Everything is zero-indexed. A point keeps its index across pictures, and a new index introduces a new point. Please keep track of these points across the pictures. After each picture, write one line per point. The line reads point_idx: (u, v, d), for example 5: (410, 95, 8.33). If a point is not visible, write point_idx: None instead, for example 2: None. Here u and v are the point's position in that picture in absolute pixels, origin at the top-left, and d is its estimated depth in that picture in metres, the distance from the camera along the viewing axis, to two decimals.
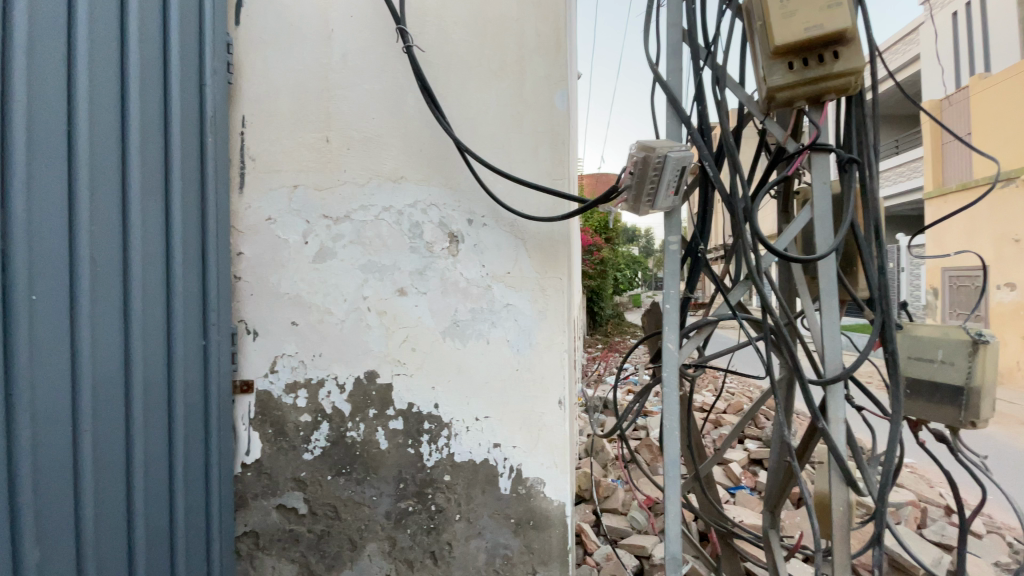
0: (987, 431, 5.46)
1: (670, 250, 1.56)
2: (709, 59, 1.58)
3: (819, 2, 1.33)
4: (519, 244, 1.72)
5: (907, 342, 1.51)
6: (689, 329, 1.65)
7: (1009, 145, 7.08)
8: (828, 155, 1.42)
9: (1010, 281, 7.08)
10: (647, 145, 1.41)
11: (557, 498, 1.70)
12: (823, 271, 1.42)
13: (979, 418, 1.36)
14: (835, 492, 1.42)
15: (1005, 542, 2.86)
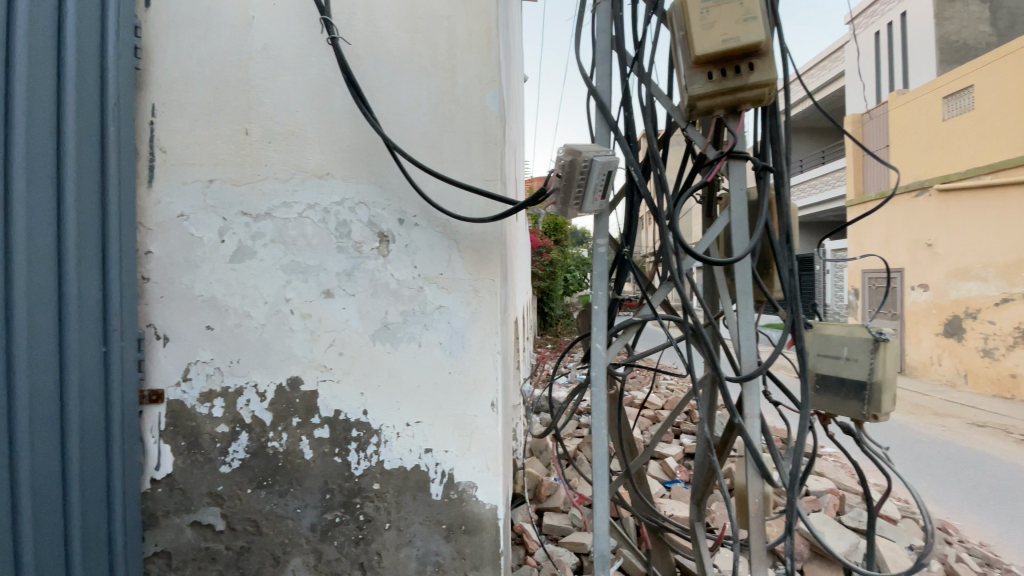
0: (901, 420, 5.93)
1: (599, 252, 1.60)
2: (636, 66, 1.62)
3: (736, 15, 1.39)
4: (451, 245, 1.69)
5: (817, 340, 1.59)
6: (617, 328, 1.68)
7: (924, 157, 7.74)
8: (745, 162, 1.49)
9: (921, 282, 7.74)
10: (574, 148, 1.42)
11: (489, 501, 1.68)
12: (740, 272, 1.49)
13: (881, 411, 1.44)
14: (751, 484, 1.48)
15: (915, 525, 3.10)
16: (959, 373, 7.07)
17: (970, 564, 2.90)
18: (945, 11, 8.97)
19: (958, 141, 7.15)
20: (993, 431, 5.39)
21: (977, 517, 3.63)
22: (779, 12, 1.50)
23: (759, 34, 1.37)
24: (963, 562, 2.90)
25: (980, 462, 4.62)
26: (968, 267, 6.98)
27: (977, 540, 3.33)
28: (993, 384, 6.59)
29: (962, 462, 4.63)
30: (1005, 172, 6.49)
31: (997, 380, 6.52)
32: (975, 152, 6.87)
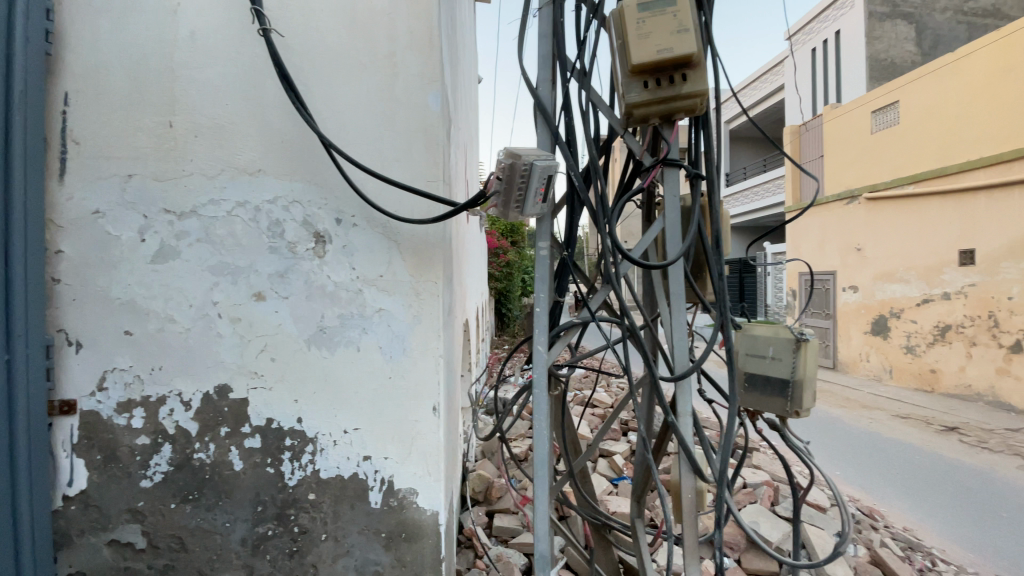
0: (834, 414, 6.31)
1: (540, 255, 1.60)
2: (575, 72, 1.65)
3: (670, 26, 1.43)
4: (391, 246, 1.64)
5: (746, 341, 1.65)
6: (558, 330, 1.70)
7: (855, 167, 8.29)
8: (678, 170, 1.55)
9: (851, 284, 8.27)
10: (513, 152, 1.42)
11: (430, 508, 1.64)
12: (674, 275, 1.54)
13: (802, 408, 1.53)
14: (684, 480, 1.53)
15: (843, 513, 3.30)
16: (885, 369, 7.60)
17: (892, 547, 3.11)
18: (874, 31, 9.62)
19: (885, 153, 7.69)
20: (915, 422, 5.82)
21: (900, 503, 3.90)
22: (711, 28, 1.56)
23: (691, 46, 1.42)
24: (886, 546, 3.11)
25: (903, 451, 4.99)
26: (893, 270, 7.51)
27: (900, 525, 3.58)
28: (914, 378, 7.12)
29: (888, 452, 4.98)
30: (925, 182, 7.02)
31: (918, 374, 7.05)
32: (900, 163, 7.40)
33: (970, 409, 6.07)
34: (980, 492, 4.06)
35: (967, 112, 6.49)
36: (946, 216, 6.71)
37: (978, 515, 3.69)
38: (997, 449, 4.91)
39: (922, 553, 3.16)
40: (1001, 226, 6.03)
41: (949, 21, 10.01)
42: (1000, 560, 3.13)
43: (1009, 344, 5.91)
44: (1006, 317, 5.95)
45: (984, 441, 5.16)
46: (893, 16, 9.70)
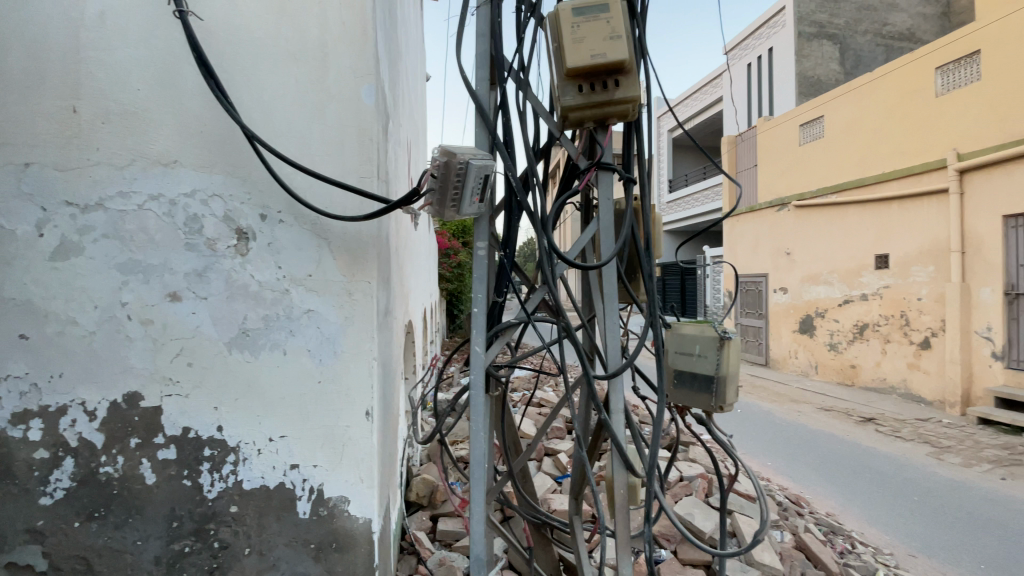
0: (767, 408, 6.69)
1: (478, 255, 1.58)
2: (513, 74, 1.65)
3: (603, 33, 1.46)
4: (322, 245, 1.58)
5: (675, 339, 1.71)
6: (495, 332, 1.68)
7: (786, 177, 8.85)
8: (611, 174, 1.60)
9: (782, 286, 8.81)
10: (448, 149, 1.40)
11: (362, 515, 1.59)
12: (606, 275, 1.59)
13: (726, 402, 1.60)
14: (617, 476, 1.56)
15: (775, 502, 3.64)
16: (811, 365, 8.14)
17: (815, 532, 3.32)
18: (803, 50, 10.31)
19: (812, 164, 8.25)
20: (838, 414, 6.27)
21: (824, 491, 4.18)
22: (643, 38, 1.62)
23: (623, 53, 1.45)
24: (810, 530, 3.32)
25: (826, 441, 5.36)
26: (818, 273, 8.05)
27: (824, 510, 3.84)
28: (837, 373, 7.66)
29: (814, 443, 5.33)
30: (847, 192, 7.57)
31: (840, 370, 7.60)
32: (826, 174, 7.95)
33: (885, 401, 6.60)
34: (893, 478, 4.41)
35: (883, 128, 7.04)
36: (864, 223, 7.26)
37: (892, 499, 4.01)
38: (908, 438, 5.37)
39: (843, 536, 3.39)
40: (911, 234, 6.60)
41: (868, 44, 10.87)
42: (910, 540, 3.41)
43: (918, 341, 6.46)
44: (915, 316, 6.52)
45: (897, 430, 5.61)
46: (819, 36, 10.43)
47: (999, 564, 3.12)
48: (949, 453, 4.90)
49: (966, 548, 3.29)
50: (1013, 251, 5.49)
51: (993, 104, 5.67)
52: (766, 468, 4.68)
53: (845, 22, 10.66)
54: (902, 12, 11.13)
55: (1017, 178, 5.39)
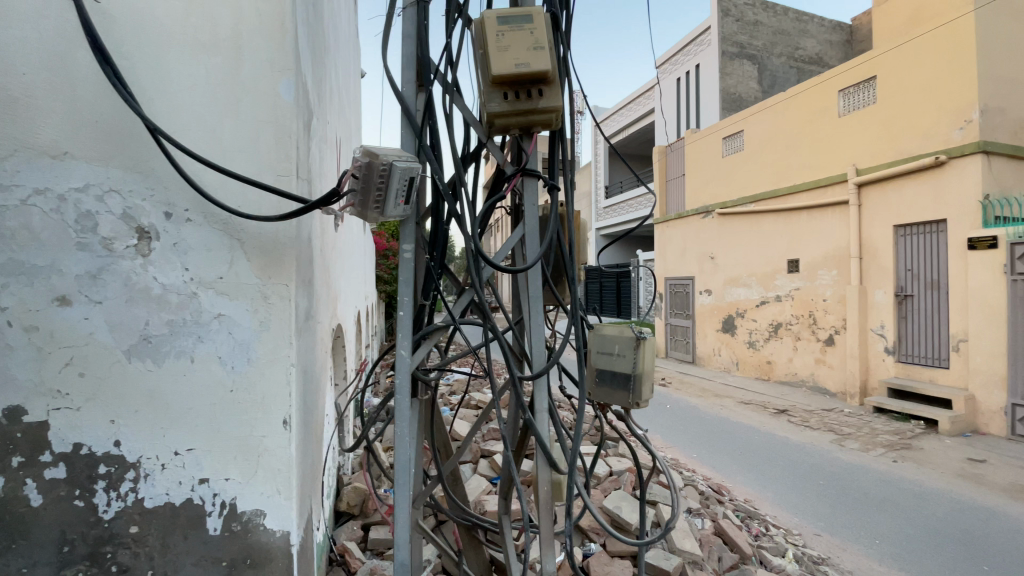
0: (694, 403, 7.10)
1: (405, 258, 1.53)
2: (441, 77, 1.65)
3: (526, 43, 1.50)
4: (235, 245, 1.50)
5: (597, 339, 1.78)
6: (421, 336, 1.65)
7: (710, 186, 9.44)
8: (537, 181, 1.65)
9: (707, 288, 9.37)
10: (371, 150, 1.35)
11: (280, 528, 1.52)
12: (532, 278, 1.64)
13: (641, 399, 1.69)
14: (541, 473, 1.60)
15: (698, 492, 3.83)
16: (733, 362, 8.72)
17: (732, 518, 3.56)
18: (726, 68, 11.03)
19: (733, 175, 8.86)
20: (756, 407, 6.76)
21: (744, 479, 4.49)
22: (566, 49, 1.67)
23: (545, 64, 1.49)
24: (727, 517, 3.55)
25: (746, 433, 5.76)
26: (738, 276, 8.63)
27: (743, 497, 4.14)
28: (755, 369, 8.25)
29: (735, 434, 5.71)
30: (763, 201, 8.18)
31: (758, 366, 8.19)
32: (746, 184, 8.56)
33: (797, 394, 7.20)
34: (803, 464, 4.81)
35: (795, 143, 7.67)
36: (779, 230, 7.88)
37: (801, 484, 4.37)
38: (816, 427, 5.87)
39: (758, 520, 3.65)
40: (818, 241, 7.24)
41: (783, 65, 11.81)
42: (816, 521, 3.73)
43: (823, 338, 7.09)
44: (821, 316, 7.15)
45: (807, 420, 6.13)
46: (740, 56, 11.20)
47: (890, 538, 3.48)
48: (849, 440, 5.41)
49: (864, 526, 3.65)
50: (902, 257, 6.16)
51: (887, 125, 6.34)
52: (692, 460, 4.95)
53: (763, 44, 11.51)
54: (812, 38, 12.18)
55: (906, 192, 6.06)
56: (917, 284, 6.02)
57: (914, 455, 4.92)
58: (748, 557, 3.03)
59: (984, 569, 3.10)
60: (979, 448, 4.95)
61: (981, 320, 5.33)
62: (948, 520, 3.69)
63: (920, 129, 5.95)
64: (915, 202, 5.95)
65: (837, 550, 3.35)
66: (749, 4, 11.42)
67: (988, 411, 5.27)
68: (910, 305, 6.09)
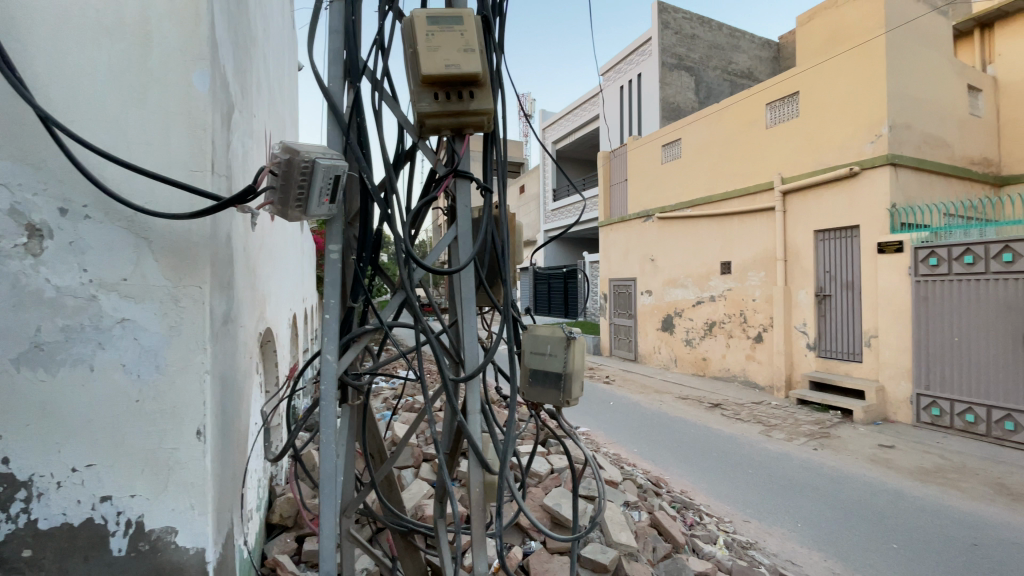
0: (636, 399, 7.36)
1: (331, 261, 1.45)
2: (370, 75, 1.61)
3: (456, 45, 1.49)
4: (141, 245, 1.40)
5: (529, 339, 1.80)
6: (348, 340, 1.58)
7: (650, 191, 9.83)
8: (469, 182, 1.65)
9: (648, 289, 9.73)
10: (291, 146, 1.29)
11: (193, 545, 1.43)
12: (465, 279, 1.64)
13: (571, 397, 1.75)
14: (473, 475, 1.60)
15: (636, 486, 3.96)
16: (671, 359, 9.11)
17: (668, 509, 3.71)
18: (666, 78, 11.49)
19: (671, 181, 9.26)
20: (692, 401, 7.09)
21: (680, 471, 4.70)
22: (498, 52, 1.68)
23: (476, 66, 1.49)
24: (663, 508, 3.70)
25: (683, 427, 6.02)
26: (676, 277, 9.02)
27: (679, 488, 4.33)
28: (692, 366, 8.66)
29: (673, 428, 5.95)
30: (699, 207, 8.61)
31: (694, 362, 8.60)
32: (684, 190, 8.97)
33: (729, 388, 7.62)
34: (734, 455, 5.11)
35: (727, 152, 8.12)
36: (712, 234, 8.32)
37: (732, 473, 4.64)
38: (746, 419, 6.23)
39: (693, 510, 3.82)
40: (748, 245, 7.69)
41: (717, 78, 12.45)
42: (746, 508, 3.96)
43: (753, 335, 7.55)
44: (751, 315, 7.60)
45: (738, 413, 6.50)
46: (678, 67, 11.72)
47: (810, 520, 3.76)
48: (775, 430, 5.79)
49: (790, 512, 3.90)
50: (821, 260, 6.66)
51: (808, 138, 6.84)
52: (633, 454, 5.11)
53: (699, 57, 12.11)
54: (743, 53, 12.94)
55: (824, 200, 6.56)
56: (834, 285, 6.51)
57: (831, 443, 5.32)
58: (681, 546, 3.16)
59: (892, 546, 3.38)
60: (887, 434, 5.44)
61: (889, 317, 5.86)
62: (862, 503, 4.01)
63: (838, 142, 6.46)
64: (832, 209, 6.46)
65: (764, 535, 3.57)
66: (687, 18, 11.97)
67: (896, 400, 5.79)
68: (829, 304, 6.58)
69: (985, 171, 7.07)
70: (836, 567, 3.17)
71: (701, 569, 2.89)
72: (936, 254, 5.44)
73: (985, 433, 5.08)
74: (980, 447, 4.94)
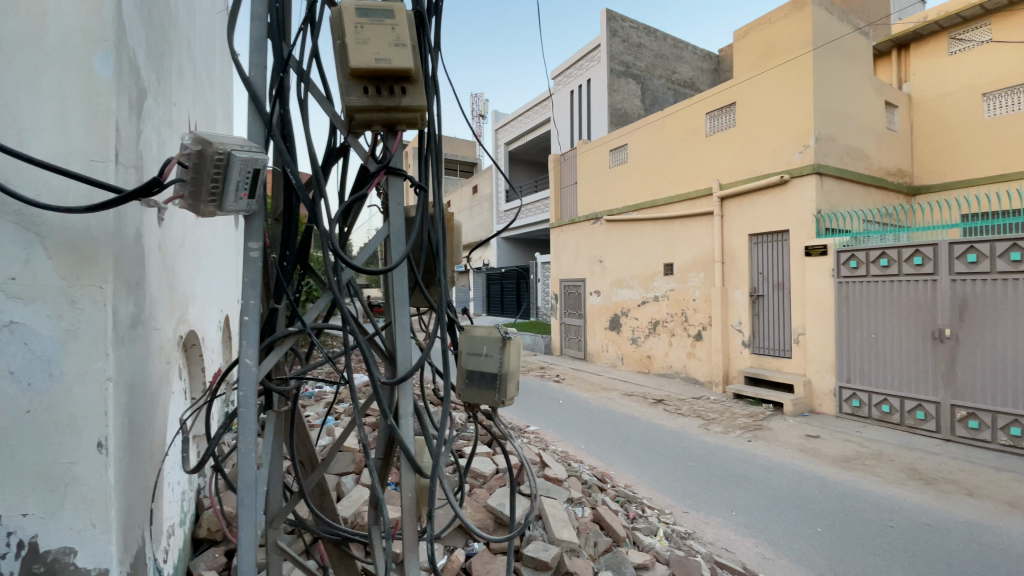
0: (584, 396, 7.52)
1: (251, 259, 1.36)
2: (297, 67, 1.54)
3: (387, 38, 1.45)
4: (32, 241, 1.28)
5: (466, 340, 1.79)
6: (269, 343, 1.50)
7: (597, 195, 10.07)
8: (402, 179, 1.62)
9: (596, 289, 9.95)
10: (203, 136, 1.21)
11: (94, 567, 1.32)
12: (398, 279, 1.60)
13: (506, 397, 1.74)
14: (405, 479, 1.57)
15: (580, 483, 4.04)
16: (618, 357, 9.36)
17: (611, 504, 3.79)
18: (613, 84, 11.80)
19: (618, 185, 9.53)
20: (637, 397, 7.33)
21: (625, 466, 4.83)
22: (432, 48, 1.65)
23: (407, 62, 1.46)
24: (606, 503, 3.77)
25: (629, 422, 6.20)
26: (623, 278, 9.28)
27: (624, 483, 4.44)
28: (638, 364, 8.93)
29: (619, 424, 6.11)
30: (643, 210, 8.90)
31: (640, 360, 8.87)
32: (630, 194, 9.25)
33: (672, 384, 7.92)
34: (675, 448, 5.31)
35: (669, 158, 8.45)
36: (656, 237, 8.63)
37: (674, 466, 4.83)
38: (687, 414, 6.49)
39: (635, 504, 3.93)
40: (689, 247, 8.02)
41: (662, 87, 12.92)
42: (686, 500, 4.12)
43: (693, 333, 7.88)
44: (692, 314, 7.93)
45: (679, 408, 6.76)
46: (625, 75, 12.06)
47: (744, 509, 3.97)
48: (713, 423, 6.08)
49: (726, 502, 4.10)
50: (754, 262, 7.05)
51: (743, 147, 7.23)
52: (581, 451, 5.20)
53: (645, 65, 12.51)
54: (686, 64, 13.50)
55: (758, 206, 6.95)
56: (767, 285, 6.90)
57: (764, 434, 5.64)
58: (621, 539, 3.22)
59: (817, 530, 3.61)
60: (813, 425, 5.83)
61: (816, 316, 6.28)
62: (792, 491, 4.26)
63: (769, 151, 6.87)
64: (765, 215, 6.85)
65: (701, 525, 3.73)
66: (634, 27, 12.36)
67: (821, 393, 6.21)
68: (762, 303, 6.96)
69: (899, 181, 7.71)
70: (767, 553, 3.35)
71: (639, 561, 2.95)
72: (855, 258, 5.89)
73: (899, 422, 5.51)
74: (894, 435, 5.36)
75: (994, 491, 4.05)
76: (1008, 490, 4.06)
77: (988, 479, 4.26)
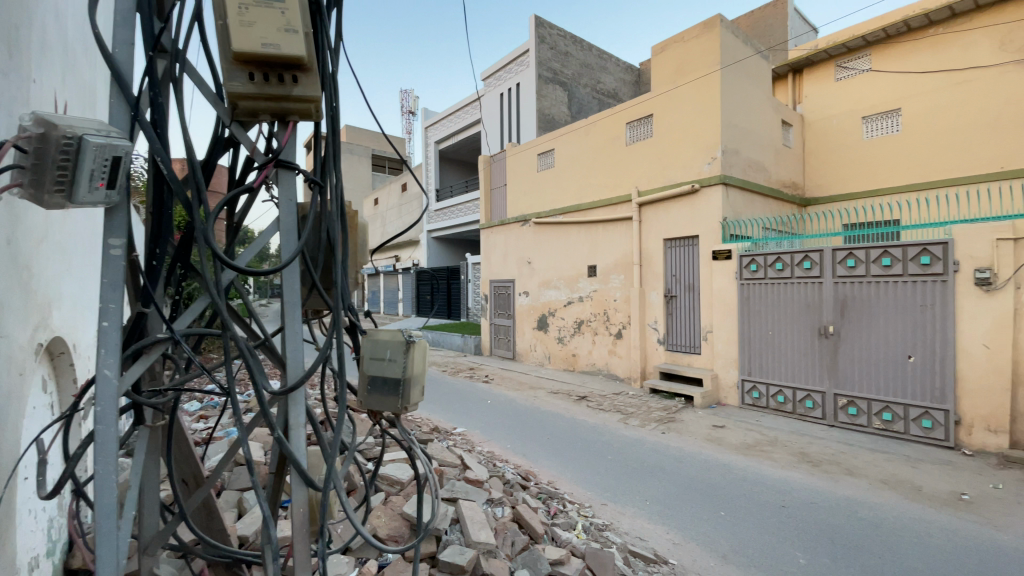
0: (511, 395, 7.58)
1: (110, 257, 1.21)
2: (172, 46, 1.40)
3: (274, 22, 1.35)
4: None
5: (369, 344, 1.72)
6: (132, 352, 1.34)
7: (525, 198, 10.24)
8: (293, 174, 1.52)
9: (525, 290, 10.09)
10: (47, 118, 1.08)
11: None
12: (288, 280, 1.49)
13: (409, 401, 1.71)
14: (296, 493, 1.47)
15: (502, 482, 4.07)
16: (545, 356, 9.55)
17: (531, 501, 3.83)
18: (541, 90, 12.02)
19: (545, 188, 9.74)
20: (563, 395, 7.50)
21: (549, 463, 4.92)
22: (330, 35, 1.57)
23: (299, 49, 1.37)
24: (527, 501, 3.81)
25: (555, 420, 6.33)
26: (550, 279, 9.49)
27: (547, 479, 4.53)
28: (563, 362, 9.16)
29: (545, 422, 6.22)
30: (568, 214, 9.16)
31: (565, 358, 9.11)
32: (556, 197, 9.47)
33: (595, 381, 8.20)
34: (597, 442, 5.50)
35: (592, 164, 8.75)
36: (580, 239, 8.91)
37: (597, 461, 4.99)
38: (607, 409, 6.75)
39: (557, 499, 4.02)
40: (610, 249, 8.36)
41: (587, 95, 13.37)
42: (605, 493, 4.28)
43: (614, 332, 8.23)
44: (613, 314, 8.26)
45: (601, 404, 7.01)
46: (553, 81, 12.33)
47: (658, 498, 4.18)
48: (632, 417, 6.36)
49: (643, 492, 4.29)
50: (668, 265, 7.49)
51: (658, 156, 7.65)
52: (507, 451, 5.23)
53: (572, 73, 12.87)
54: (610, 75, 14.09)
55: (671, 212, 7.39)
56: (679, 286, 7.35)
57: (676, 426, 6.00)
58: (539, 537, 3.26)
59: (721, 514, 3.89)
60: (719, 415, 6.29)
61: (721, 315, 6.79)
62: (700, 478, 4.56)
63: (682, 161, 7.32)
64: (678, 221, 7.30)
65: (618, 516, 3.89)
66: (561, 35, 12.69)
67: (727, 385, 6.72)
68: (675, 303, 7.40)
69: (792, 193, 8.54)
70: (677, 538, 3.56)
71: (555, 557, 2.99)
72: (755, 262, 6.44)
73: (791, 410, 6.08)
74: (788, 422, 5.91)
75: (869, 469, 4.59)
76: (880, 469, 4.61)
77: (863, 459, 4.82)
